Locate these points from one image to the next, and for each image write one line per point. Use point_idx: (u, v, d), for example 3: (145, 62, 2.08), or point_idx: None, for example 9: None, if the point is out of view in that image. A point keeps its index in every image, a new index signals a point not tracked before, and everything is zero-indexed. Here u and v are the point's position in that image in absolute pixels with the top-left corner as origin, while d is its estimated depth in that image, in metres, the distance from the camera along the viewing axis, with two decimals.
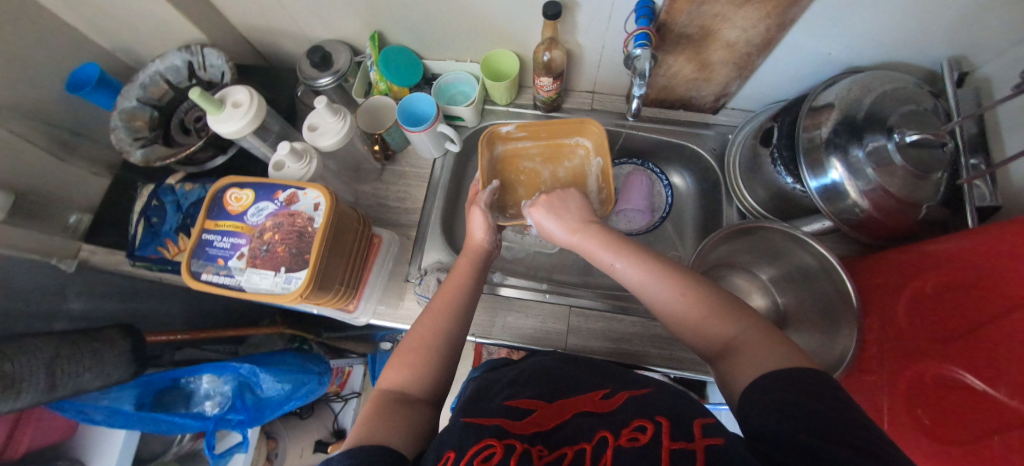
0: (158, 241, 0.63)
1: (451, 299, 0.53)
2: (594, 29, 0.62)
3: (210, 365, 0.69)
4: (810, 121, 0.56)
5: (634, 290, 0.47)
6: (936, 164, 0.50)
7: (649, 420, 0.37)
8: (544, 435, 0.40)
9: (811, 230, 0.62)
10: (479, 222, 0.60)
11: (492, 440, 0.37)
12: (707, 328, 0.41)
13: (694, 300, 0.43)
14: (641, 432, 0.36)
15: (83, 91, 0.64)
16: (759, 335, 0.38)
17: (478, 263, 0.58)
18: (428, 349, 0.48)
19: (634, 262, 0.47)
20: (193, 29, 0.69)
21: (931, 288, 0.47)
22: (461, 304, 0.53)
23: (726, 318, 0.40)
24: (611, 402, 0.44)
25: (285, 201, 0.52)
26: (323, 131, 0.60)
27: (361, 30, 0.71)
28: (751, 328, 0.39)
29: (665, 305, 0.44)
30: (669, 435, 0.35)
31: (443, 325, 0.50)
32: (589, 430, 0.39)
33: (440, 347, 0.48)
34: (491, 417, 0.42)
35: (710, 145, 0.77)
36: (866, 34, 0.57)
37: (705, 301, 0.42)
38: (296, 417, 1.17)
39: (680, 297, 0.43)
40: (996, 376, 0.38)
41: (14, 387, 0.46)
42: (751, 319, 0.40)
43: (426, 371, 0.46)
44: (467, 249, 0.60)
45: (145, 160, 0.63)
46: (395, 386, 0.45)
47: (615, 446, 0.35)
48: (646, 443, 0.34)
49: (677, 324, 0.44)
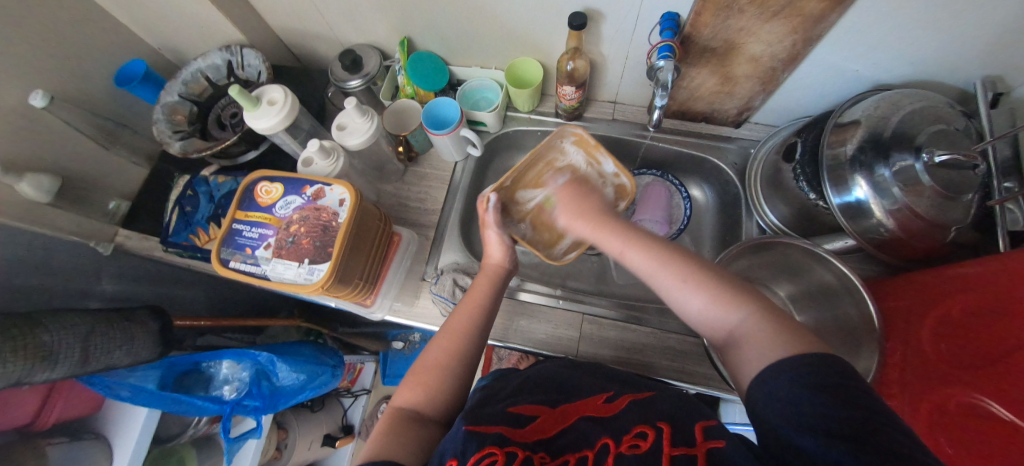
0: (190, 229, 0.67)
1: (468, 318, 0.53)
2: (619, 40, 0.63)
3: (231, 352, 0.71)
4: (835, 138, 0.56)
5: (642, 276, 0.46)
6: (967, 185, 0.49)
7: (649, 426, 0.39)
8: (546, 442, 0.40)
9: (834, 248, 0.61)
10: (495, 239, 0.60)
11: (494, 448, 0.37)
12: (713, 316, 0.40)
13: (696, 285, 0.41)
14: (642, 439, 0.37)
15: (131, 85, 0.69)
16: (773, 325, 0.36)
17: (495, 284, 0.57)
18: (445, 370, 0.49)
19: (642, 250, 0.47)
20: (234, 30, 0.73)
21: (956, 312, 0.46)
22: (474, 332, 0.52)
23: (729, 303, 0.39)
24: (614, 405, 0.45)
25: (312, 196, 0.54)
26: (350, 131, 0.63)
27: (392, 35, 0.74)
28: (757, 310, 0.38)
29: (670, 294, 0.43)
30: (669, 441, 0.36)
31: (456, 353, 0.50)
32: (591, 435, 0.40)
33: (456, 368, 0.49)
34: (494, 424, 0.42)
35: (731, 159, 0.77)
36: (896, 52, 0.56)
37: (712, 289, 0.41)
38: (306, 410, 1.19)
39: (684, 283, 0.42)
40: (1021, 406, 0.37)
41: (51, 357, 0.49)
42: (752, 302, 0.39)
43: (438, 389, 0.47)
44: (485, 267, 0.60)
45: (183, 152, 0.67)
46: (408, 404, 0.46)
47: (617, 453, 0.36)
48: (647, 450, 0.36)
49: (684, 315, 0.43)
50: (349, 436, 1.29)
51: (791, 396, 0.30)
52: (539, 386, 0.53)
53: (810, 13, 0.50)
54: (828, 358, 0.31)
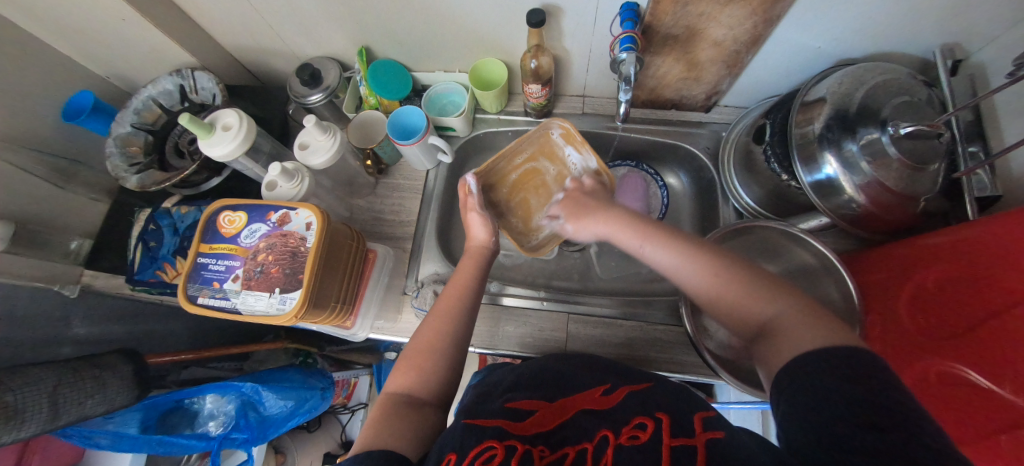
0: (156, 265, 0.64)
1: (455, 300, 0.53)
2: (580, 34, 0.62)
3: (214, 386, 0.69)
4: (802, 117, 0.56)
5: (664, 269, 0.47)
6: (933, 155, 0.50)
7: (649, 417, 0.38)
8: (546, 434, 0.40)
9: (808, 227, 0.61)
10: (477, 221, 0.61)
11: (493, 441, 0.37)
12: (741, 306, 0.40)
13: (727, 280, 0.42)
14: (641, 430, 0.36)
15: (80, 118, 0.65)
16: (799, 315, 0.36)
17: (480, 261, 0.58)
18: (433, 353, 0.48)
19: (663, 244, 0.47)
20: (183, 52, 0.70)
21: (932, 282, 0.47)
22: (463, 306, 0.52)
23: (759, 297, 0.39)
24: (611, 397, 0.44)
25: (278, 222, 0.52)
26: (314, 149, 0.61)
27: (349, 45, 0.72)
28: (785, 307, 0.37)
29: (695, 287, 0.44)
30: (669, 431, 0.35)
31: (445, 332, 0.50)
32: (590, 429, 0.39)
33: (444, 350, 0.48)
34: (493, 417, 0.42)
35: (704, 144, 0.77)
36: (855, 26, 0.56)
37: (741, 278, 0.41)
38: (303, 431, 1.17)
39: (710, 277, 0.43)
40: (999, 372, 0.37)
41: (19, 416, 0.47)
42: (781, 297, 0.38)
43: (430, 373, 0.47)
44: (470, 250, 0.60)
45: (141, 186, 0.64)
46: (402, 389, 0.45)
47: (616, 444, 0.35)
48: (647, 441, 0.35)
49: (715, 307, 0.43)
50: None
51: (833, 384, 0.29)
52: (537, 380, 0.51)
53: None
54: (848, 347, 0.31)
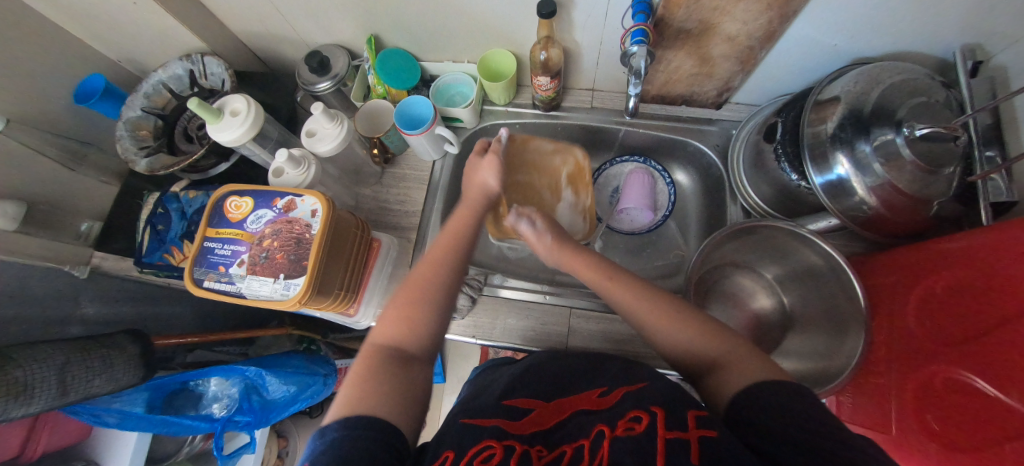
0: (164, 248, 0.65)
1: (449, 248, 0.52)
2: (591, 27, 0.61)
3: (218, 369, 0.71)
4: (815, 116, 0.55)
5: (624, 312, 0.47)
6: (948, 158, 0.49)
7: (643, 411, 0.37)
8: (544, 433, 0.40)
9: (817, 228, 0.60)
10: (490, 173, 0.58)
11: (492, 441, 0.37)
12: (694, 345, 0.42)
13: (681, 322, 0.44)
14: (636, 422, 0.35)
15: (90, 101, 0.66)
16: (740, 353, 0.39)
17: (480, 208, 0.57)
18: (428, 297, 0.47)
19: (624, 281, 0.48)
20: (193, 37, 0.70)
21: (941, 288, 0.46)
22: (458, 251, 0.52)
23: (707, 337, 0.42)
24: (609, 398, 0.43)
25: (283, 208, 0.52)
26: (321, 137, 0.61)
27: (358, 33, 0.72)
28: (734, 345, 0.41)
29: (652, 327, 0.45)
30: (663, 425, 0.34)
31: (439, 276, 0.49)
32: (587, 425, 0.39)
33: (440, 296, 0.48)
34: (492, 417, 0.42)
35: (714, 142, 0.76)
36: (874, 23, 0.55)
37: (694, 322, 0.43)
38: (306, 416, 1.19)
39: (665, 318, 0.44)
40: (1006, 381, 0.37)
41: (26, 393, 0.48)
42: (728, 335, 0.42)
43: (422, 324, 0.46)
44: (469, 194, 0.59)
45: (149, 170, 0.65)
46: (389, 342, 0.44)
47: (612, 436, 0.35)
48: (642, 433, 0.34)
49: (667, 346, 0.44)
50: None
51: (783, 408, 0.32)
52: (534, 378, 0.51)
53: None
54: (798, 386, 0.34)
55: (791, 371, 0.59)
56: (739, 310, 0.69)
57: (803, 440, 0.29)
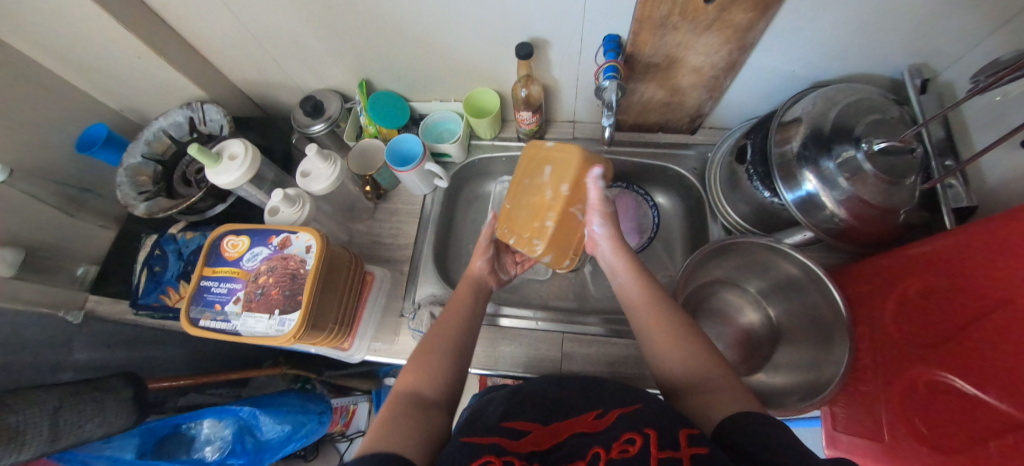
0: (160, 289, 0.66)
1: (458, 310, 0.57)
2: (567, 64, 0.66)
3: (212, 410, 0.70)
4: (780, 137, 0.59)
5: (641, 332, 0.50)
6: (907, 169, 0.52)
7: (637, 432, 0.37)
8: (542, 453, 0.40)
9: (793, 242, 0.64)
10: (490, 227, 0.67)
11: (490, 456, 0.37)
12: (690, 368, 0.44)
13: (685, 345, 0.46)
14: (630, 444, 0.36)
15: (92, 149, 0.68)
16: (729, 383, 0.41)
17: (477, 289, 0.62)
18: (437, 350, 0.50)
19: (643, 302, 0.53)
20: (193, 87, 0.74)
21: (914, 292, 0.48)
22: (466, 316, 0.56)
23: (704, 361, 0.44)
24: (603, 420, 0.43)
25: (279, 245, 0.54)
26: (315, 177, 0.63)
27: (350, 78, 0.76)
28: (723, 374, 0.42)
29: (658, 351, 0.48)
30: (657, 444, 0.35)
31: (447, 332, 0.53)
32: (582, 447, 0.39)
33: (448, 349, 0.51)
34: (489, 436, 0.42)
35: (691, 165, 0.80)
36: (825, 51, 0.60)
37: (694, 347, 0.46)
38: (300, 459, 1.16)
39: (671, 339, 0.47)
40: (989, 380, 0.38)
41: (19, 439, 0.47)
42: (724, 366, 0.43)
43: (435, 371, 0.48)
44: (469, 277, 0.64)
45: (149, 213, 0.67)
46: (408, 389, 0.45)
47: (607, 460, 0.35)
48: (636, 455, 0.35)
49: (664, 366, 0.46)
50: None
51: (763, 431, 0.33)
52: (529, 400, 0.51)
53: (739, 23, 0.53)
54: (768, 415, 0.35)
55: (784, 385, 0.60)
56: (729, 326, 0.70)
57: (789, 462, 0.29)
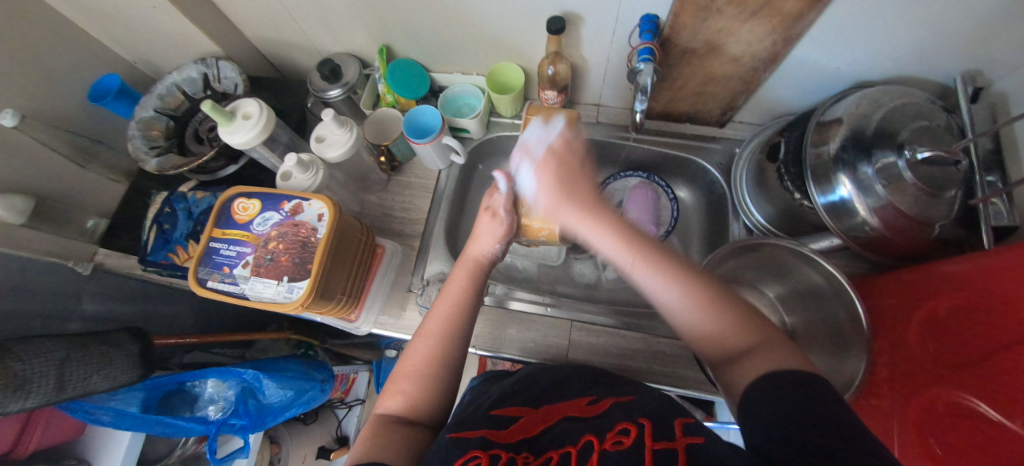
0: (169, 247, 0.65)
1: (446, 322, 0.49)
2: (599, 43, 0.63)
3: (216, 370, 0.70)
4: (818, 137, 0.55)
5: (654, 297, 0.43)
6: (950, 182, 0.49)
7: (632, 423, 0.36)
8: (530, 441, 0.39)
9: (819, 247, 0.61)
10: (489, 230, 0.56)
11: (478, 451, 0.36)
12: (723, 335, 0.39)
13: (722, 316, 0.40)
14: (624, 435, 0.35)
15: (104, 100, 0.67)
16: (772, 348, 0.36)
17: (475, 275, 0.54)
18: (427, 378, 0.45)
19: (655, 263, 0.43)
20: (209, 42, 0.71)
21: (942, 310, 0.46)
22: (453, 330, 0.49)
23: (744, 328, 0.39)
24: (596, 406, 0.43)
25: (290, 212, 0.53)
26: (330, 143, 0.62)
27: (370, 43, 0.73)
28: (767, 337, 0.38)
29: (699, 325, 0.41)
30: (652, 435, 0.34)
31: (436, 356, 0.47)
32: (574, 432, 0.38)
33: (439, 374, 0.46)
34: (478, 428, 0.41)
35: (717, 160, 0.77)
36: (875, 49, 0.56)
37: (728, 312, 0.40)
38: (300, 423, 1.19)
39: (711, 314, 0.40)
40: (1007, 402, 0.36)
41: (24, 386, 0.48)
42: (763, 330, 0.39)
43: (423, 390, 0.45)
44: (465, 258, 0.55)
45: (159, 169, 0.65)
46: (390, 411, 0.44)
47: (601, 450, 0.34)
48: (630, 447, 0.33)
49: (700, 336, 0.41)
50: (344, 447, 1.27)
51: (785, 404, 0.30)
52: (529, 387, 0.51)
53: (788, 12, 0.50)
54: (804, 375, 0.32)
55: None
56: None
57: (803, 439, 0.27)
